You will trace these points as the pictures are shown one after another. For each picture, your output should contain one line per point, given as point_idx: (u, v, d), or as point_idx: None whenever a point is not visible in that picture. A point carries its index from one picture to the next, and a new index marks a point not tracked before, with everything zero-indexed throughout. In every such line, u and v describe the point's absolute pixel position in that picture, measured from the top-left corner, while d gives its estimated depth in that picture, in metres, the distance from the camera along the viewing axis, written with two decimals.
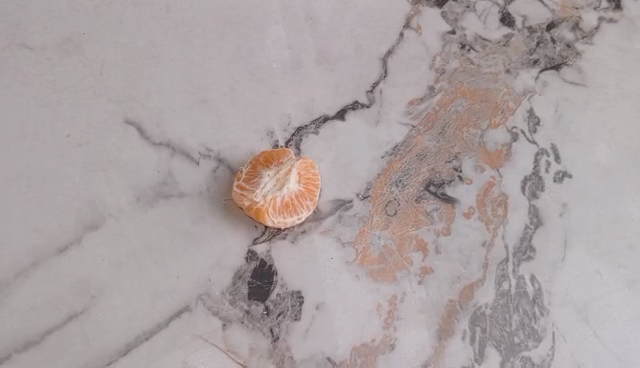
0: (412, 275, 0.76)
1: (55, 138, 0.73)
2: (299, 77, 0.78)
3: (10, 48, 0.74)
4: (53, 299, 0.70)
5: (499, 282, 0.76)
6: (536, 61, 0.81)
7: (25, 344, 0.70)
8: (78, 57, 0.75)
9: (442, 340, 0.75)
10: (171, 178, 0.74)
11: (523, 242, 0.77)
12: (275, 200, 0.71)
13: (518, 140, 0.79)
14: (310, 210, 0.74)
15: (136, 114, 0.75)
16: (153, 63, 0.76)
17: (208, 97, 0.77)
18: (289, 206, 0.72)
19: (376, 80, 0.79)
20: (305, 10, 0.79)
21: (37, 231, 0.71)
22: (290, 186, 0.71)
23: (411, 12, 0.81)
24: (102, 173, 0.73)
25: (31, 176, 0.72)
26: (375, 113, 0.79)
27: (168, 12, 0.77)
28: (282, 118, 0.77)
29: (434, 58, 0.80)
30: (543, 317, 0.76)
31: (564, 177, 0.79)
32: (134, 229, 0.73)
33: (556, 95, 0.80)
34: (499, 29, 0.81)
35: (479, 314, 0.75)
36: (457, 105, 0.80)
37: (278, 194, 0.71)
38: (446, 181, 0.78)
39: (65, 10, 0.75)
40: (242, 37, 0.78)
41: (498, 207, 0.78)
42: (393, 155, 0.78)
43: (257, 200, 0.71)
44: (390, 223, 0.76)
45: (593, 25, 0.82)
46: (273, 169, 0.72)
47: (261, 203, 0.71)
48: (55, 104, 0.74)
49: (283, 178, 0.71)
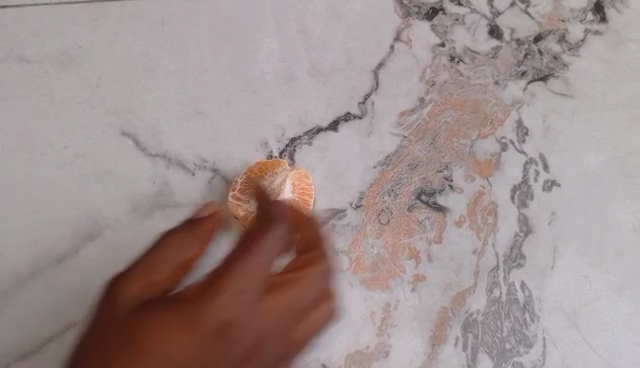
0: (405, 282, 0.77)
1: (52, 149, 0.75)
2: (292, 89, 0.80)
3: (8, 61, 0.76)
4: (51, 309, 0.72)
5: (490, 289, 0.77)
6: (524, 72, 0.83)
7: (23, 354, 0.71)
8: (75, 69, 0.77)
9: (435, 346, 0.76)
10: (168, 188, 0.76)
11: (513, 249, 0.79)
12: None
13: (508, 149, 0.81)
14: None
15: (132, 126, 0.76)
16: (149, 76, 0.78)
17: (204, 108, 0.78)
18: None
19: (368, 92, 0.81)
20: (298, 22, 0.81)
21: (34, 242, 0.73)
22: (285, 195, 0.73)
23: (402, 24, 0.83)
24: (99, 184, 0.75)
25: (28, 187, 0.74)
26: (367, 124, 0.80)
27: (163, 25, 0.79)
28: (276, 129, 0.79)
29: (425, 70, 0.82)
30: (534, 323, 0.77)
31: (552, 186, 0.81)
32: (131, 239, 0.74)
33: (544, 105, 0.82)
34: (488, 41, 0.83)
35: (471, 321, 0.77)
36: (447, 116, 0.81)
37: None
38: (438, 189, 0.79)
39: (62, 23, 0.77)
40: (237, 50, 0.80)
41: (489, 215, 0.79)
42: (386, 165, 0.79)
43: (252, 211, 0.74)
44: (383, 231, 0.78)
45: (579, 37, 0.84)
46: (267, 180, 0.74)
47: (255, 213, 0.73)
48: (52, 116, 0.76)
49: (277, 189, 0.73)
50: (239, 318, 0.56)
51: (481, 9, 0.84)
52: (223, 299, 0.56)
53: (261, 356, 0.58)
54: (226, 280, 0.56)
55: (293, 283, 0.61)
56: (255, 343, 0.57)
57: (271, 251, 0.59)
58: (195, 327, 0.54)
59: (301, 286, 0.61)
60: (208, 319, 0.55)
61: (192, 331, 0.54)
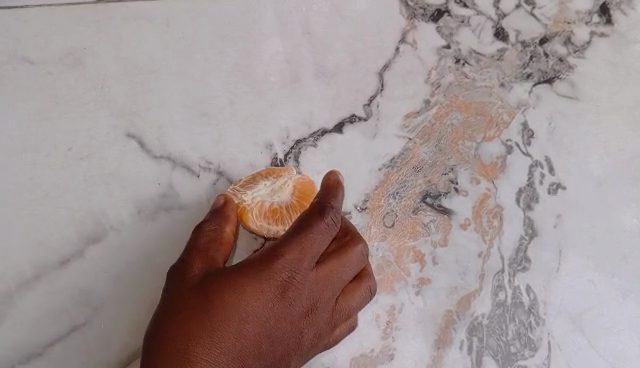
0: (411, 285, 0.77)
1: (56, 151, 0.75)
2: (297, 90, 0.80)
3: (12, 62, 0.76)
4: (55, 311, 0.73)
5: (495, 292, 0.77)
6: (529, 74, 0.83)
7: (27, 355, 0.72)
8: (79, 71, 0.77)
9: (440, 350, 0.76)
10: (172, 190, 0.76)
11: (519, 253, 0.78)
12: (262, 204, 0.72)
13: (513, 152, 0.80)
14: None
15: (137, 127, 0.76)
16: (153, 77, 0.78)
17: (208, 110, 0.78)
18: (275, 214, 0.72)
19: (373, 94, 0.81)
20: (302, 24, 0.81)
21: (38, 244, 0.73)
22: (283, 195, 0.72)
23: (408, 26, 0.82)
24: (103, 186, 0.75)
25: (33, 188, 0.74)
26: (372, 126, 0.80)
27: (167, 26, 0.79)
28: (281, 131, 0.79)
29: (431, 72, 0.82)
30: (539, 326, 0.77)
31: (558, 189, 0.80)
32: (136, 243, 0.75)
33: (550, 108, 0.82)
34: (494, 43, 0.83)
35: (477, 324, 0.76)
36: (453, 118, 0.81)
37: (267, 199, 0.72)
38: (443, 192, 0.79)
39: (65, 24, 0.78)
40: (241, 51, 0.80)
41: (494, 218, 0.79)
42: (390, 168, 0.79)
43: (245, 200, 0.72)
44: (388, 234, 0.78)
45: (585, 39, 0.84)
46: (273, 178, 0.73)
47: (247, 203, 0.71)
48: (56, 117, 0.76)
49: (279, 187, 0.72)
50: (300, 280, 0.62)
51: (487, 10, 0.83)
52: (285, 264, 0.61)
53: (319, 312, 0.64)
54: (285, 246, 0.61)
55: (344, 248, 0.66)
56: (314, 300, 0.63)
57: (325, 225, 0.62)
58: (256, 290, 0.60)
59: (355, 251, 0.66)
60: (274, 283, 0.60)
61: (256, 291, 0.60)
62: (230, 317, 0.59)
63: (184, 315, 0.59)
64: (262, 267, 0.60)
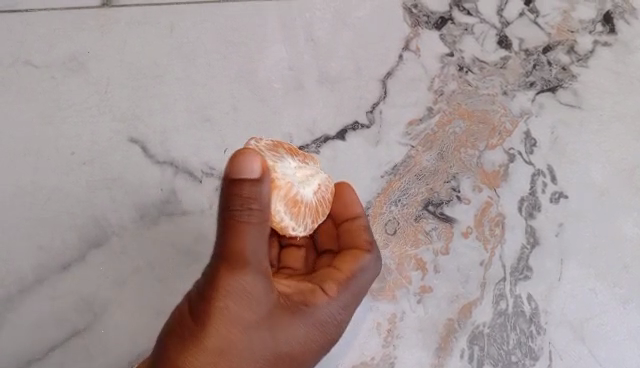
0: (412, 293, 0.76)
1: (60, 154, 0.77)
2: (300, 97, 0.80)
3: (16, 65, 0.78)
4: (56, 316, 0.73)
5: (496, 301, 0.76)
6: (533, 83, 0.82)
7: (27, 359, 0.72)
8: (83, 75, 0.79)
9: (440, 358, 0.75)
10: (175, 196, 0.76)
11: (521, 261, 0.77)
12: (291, 189, 0.64)
13: (516, 160, 0.80)
14: (307, 228, 0.67)
15: (140, 132, 0.77)
16: (157, 81, 0.79)
17: (210, 116, 0.78)
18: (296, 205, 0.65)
19: (376, 101, 0.81)
20: (305, 31, 0.82)
21: (40, 248, 0.74)
22: (309, 190, 0.67)
23: (411, 34, 0.83)
24: (106, 190, 0.76)
25: (36, 192, 0.75)
26: (374, 134, 0.80)
27: (172, 31, 0.80)
28: (283, 137, 0.78)
29: (433, 79, 0.82)
30: (540, 335, 0.76)
31: (560, 197, 0.79)
32: (137, 247, 0.75)
33: (552, 117, 0.81)
34: (497, 51, 0.83)
35: (478, 333, 0.76)
36: (455, 126, 0.81)
37: (295, 186, 0.65)
38: (445, 200, 0.79)
39: (70, 29, 0.80)
40: (245, 57, 0.80)
41: (496, 227, 0.78)
42: (393, 175, 0.79)
43: (275, 176, 0.64)
44: (389, 241, 0.78)
45: (587, 48, 0.84)
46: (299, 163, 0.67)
47: (277, 180, 0.64)
48: (60, 121, 0.78)
49: (307, 178, 0.67)
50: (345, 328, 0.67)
51: (490, 18, 0.84)
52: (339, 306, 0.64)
53: None
54: (345, 294, 0.65)
55: None
56: None
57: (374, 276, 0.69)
58: (311, 326, 0.61)
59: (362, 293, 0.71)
60: (327, 320, 0.63)
61: (312, 327, 0.62)
62: (287, 350, 0.60)
63: (245, 351, 0.57)
64: (318, 306, 0.62)
